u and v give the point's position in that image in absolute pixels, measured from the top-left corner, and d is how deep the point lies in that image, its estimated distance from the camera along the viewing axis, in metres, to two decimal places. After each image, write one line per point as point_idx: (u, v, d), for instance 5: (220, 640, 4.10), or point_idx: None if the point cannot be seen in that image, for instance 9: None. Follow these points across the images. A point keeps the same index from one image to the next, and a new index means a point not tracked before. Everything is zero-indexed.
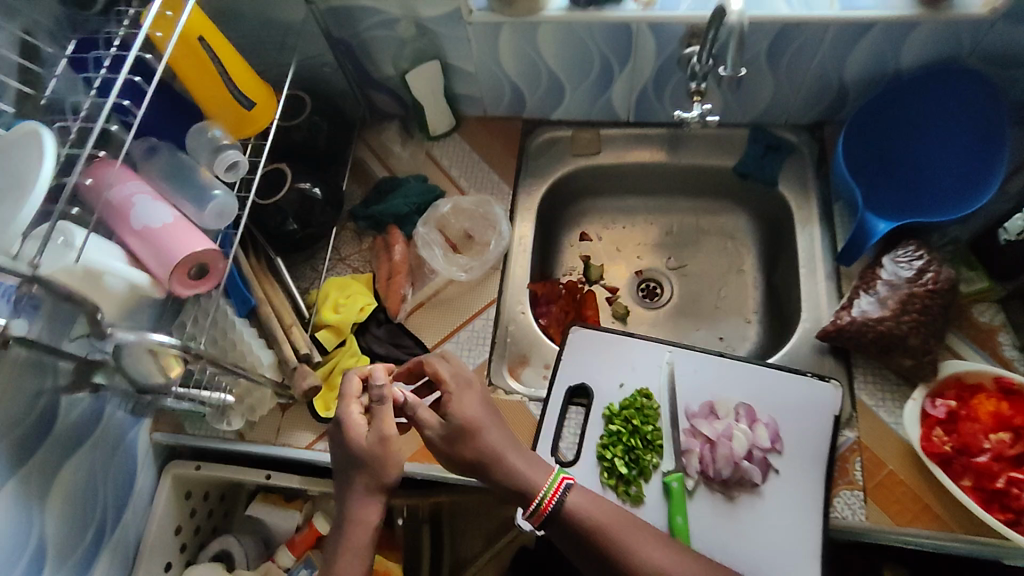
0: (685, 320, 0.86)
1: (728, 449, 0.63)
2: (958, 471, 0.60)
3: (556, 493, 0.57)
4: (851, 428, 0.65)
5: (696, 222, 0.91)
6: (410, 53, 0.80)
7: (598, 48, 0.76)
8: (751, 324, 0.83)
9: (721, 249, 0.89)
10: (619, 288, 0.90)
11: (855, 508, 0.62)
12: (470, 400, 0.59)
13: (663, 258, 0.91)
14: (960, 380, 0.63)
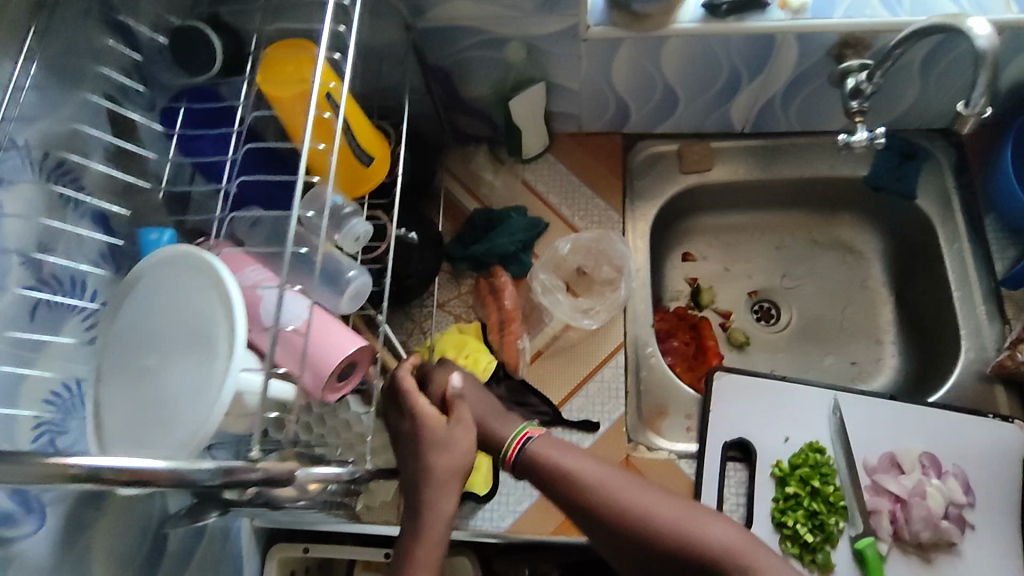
0: (810, 345, 0.80)
1: (923, 506, 0.59)
2: None
3: (522, 438, 0.55)
4: None
5: (813, 238, 0.84)
6: (512, 74, 0.70)
7: (730, 60, 0.66)
8: (884, 345, 0.79)
9: (840, 263, 0.83)
10: (731, 313, 0.83)
11: None
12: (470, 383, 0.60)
13: (777, 276, 0.85)
14: None
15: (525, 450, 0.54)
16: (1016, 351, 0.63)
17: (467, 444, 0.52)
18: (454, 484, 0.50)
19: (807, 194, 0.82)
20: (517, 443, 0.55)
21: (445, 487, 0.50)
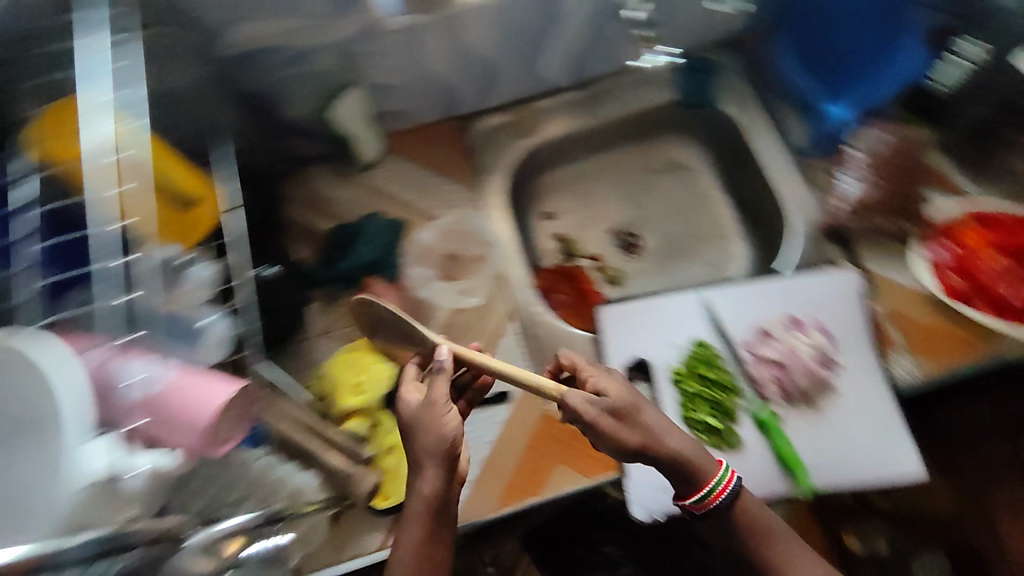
0: (674, 258, 0.87)
1: (796, 361, 0.67)
2: (975, 299, 0.68)
3: (731, 484, 0.55)
4: (874, 297, 0.70)
5: (649, 167, 0.91)
6: (333, 83, 0.72)
7: (529, 19, 0.75)
8: (733, 241, 0.86)
9: (678, 182, 0.91)
10: (601, 254, 0.88)
11: (908, 368, 0.67)
12: (616, 390, 0.53)
13: (629, 209, 0.90)
14: (943, 223, 0.72)
15: (732, 493, 0.55)
16: (834, 206, 0.75)
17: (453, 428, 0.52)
18: (431, 465, 0.52)
19: (630, 127, 0.90)
20: (728, 484, 0.55)
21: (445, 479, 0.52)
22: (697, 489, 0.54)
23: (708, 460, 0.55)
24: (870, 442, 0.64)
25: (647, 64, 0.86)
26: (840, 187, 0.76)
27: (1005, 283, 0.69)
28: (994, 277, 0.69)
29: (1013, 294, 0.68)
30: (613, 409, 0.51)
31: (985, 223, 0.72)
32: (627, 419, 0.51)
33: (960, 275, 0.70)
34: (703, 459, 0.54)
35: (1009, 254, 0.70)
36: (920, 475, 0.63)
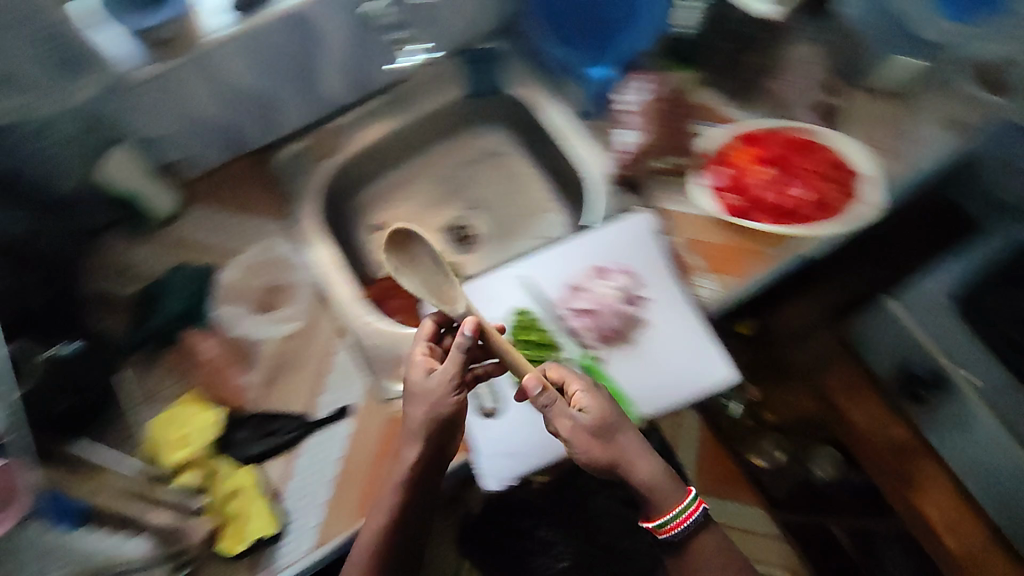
0: (504, 239, 0.92)
1: (605, 305, 0.71)
2: (754, 211, 0.75)
3: (693, 513, 0.63)
4: (669, 233, 0.75)
5: (466, 159, 0.95)
6: (96, 143, 0.71)
7: (286, 48, 0.76)
8: (553, 211, 0.91)
9: (495, 166, 0.95)
10: (437, 250, 0.91)
11: (712, 287, 0.72)
12: (599, 407, 0.59)
13: (456, 203, 0.95)
14: (714, 153, 0.79)
15: (693, 520, 0.63)
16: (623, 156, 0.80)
17: (446, 413, 0.59)
18: (411, 446, 0.60)
19: (433, 125, 0.92)
20: (692, 515, 0.63)
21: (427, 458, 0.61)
22: (666, 510, 0.62)
23: (671, 490, 0.62)
24: (684, 360, 0.69)
25: (406, 65, 0.86)
26: (614, 133, 0.82)
27: (775, 191, 0.76)
28: (765, 190, 0.76)
29: (783, 199, 0.76)
30: (591, 427, 0.58)
31: (748, 142, 0.79)
32: (601, 437, 0.58)
33: (738, 195, 0.76)
34: (669, 486, 0.62)
35: (772, 166, 0.77)
36: (733, 377, 0.69)
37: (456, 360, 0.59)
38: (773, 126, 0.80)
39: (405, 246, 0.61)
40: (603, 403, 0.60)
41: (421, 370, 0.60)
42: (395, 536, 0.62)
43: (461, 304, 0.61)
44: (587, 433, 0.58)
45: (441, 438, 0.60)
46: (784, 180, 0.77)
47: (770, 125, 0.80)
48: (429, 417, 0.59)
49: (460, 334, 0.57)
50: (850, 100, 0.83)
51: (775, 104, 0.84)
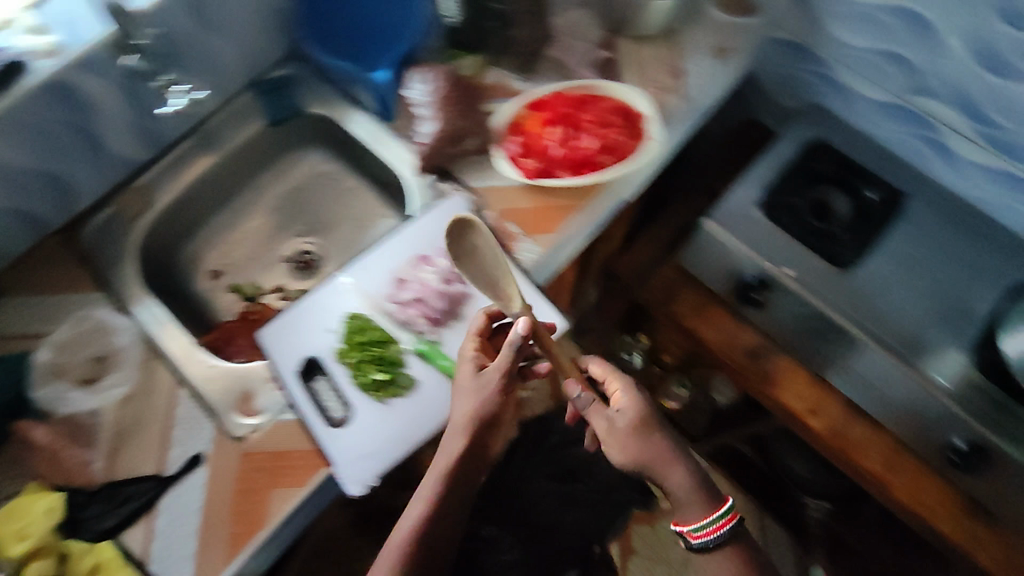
0: (342, 255, 0.93)
1: (429, 291, 0.73)
2: (554, 170, 0.80)
3: (724, 525, 0.66)
4: (484, 208, 0.79)
5: (291, 186, 0.97)
6: None
7: (58, 121, 0.73)
8: (383, 214, 0.93)
9: (320, 187, 0.97)
10: (282, 282, 0.93)
11: (531, 249, 0.77)
12: (632, 411, 0.67)
13: (291, 231, 0.96)
14: (510, 125, 0.83)
15: (725, 531, 0.67)
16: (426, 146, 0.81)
17: (484, 411, 0.64)
18: (446, 449, 0.65)
19: (245, 163, 0.93)
20: (721, 528, 0.66)
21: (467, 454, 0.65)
22: (707, 525, 0.66)
23: (697, 502, 0.66)
24: (517, 323, 0.73)
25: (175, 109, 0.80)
26: (416, 125, 0.84)
27: (569, 148, 0.81)
28: (561, 148, 0.81)
29: (578, 153, 0.81)
30: (624, 426, 0.67)
31: (538, 107, 0.83)
32: (635, 437, 0.66)
33: (539, 158, 0.81)
34: (702, 498, 0.66)
35: (564, 125, 0.82)
36: (563, 324, 0.73)
37: (506, 367, 0.64)
38: (557, 88, 0.84)
39: (463, 236, 0.69)
40: (636, 408, 0.68)
41: (463, 367, 0.66)
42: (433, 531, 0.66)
43: (517, 301, 0.67)
44: (620, 431, 0.66)
45: (478, 437, 0.64)
46: (577, 135, 0.82)
47: (554, 88, 0.84)
48: (472, 410, 0.64)
49: (512, 333, 0.64)
50: (623, 52, 0.91)
51: (559, 69, 0.89)
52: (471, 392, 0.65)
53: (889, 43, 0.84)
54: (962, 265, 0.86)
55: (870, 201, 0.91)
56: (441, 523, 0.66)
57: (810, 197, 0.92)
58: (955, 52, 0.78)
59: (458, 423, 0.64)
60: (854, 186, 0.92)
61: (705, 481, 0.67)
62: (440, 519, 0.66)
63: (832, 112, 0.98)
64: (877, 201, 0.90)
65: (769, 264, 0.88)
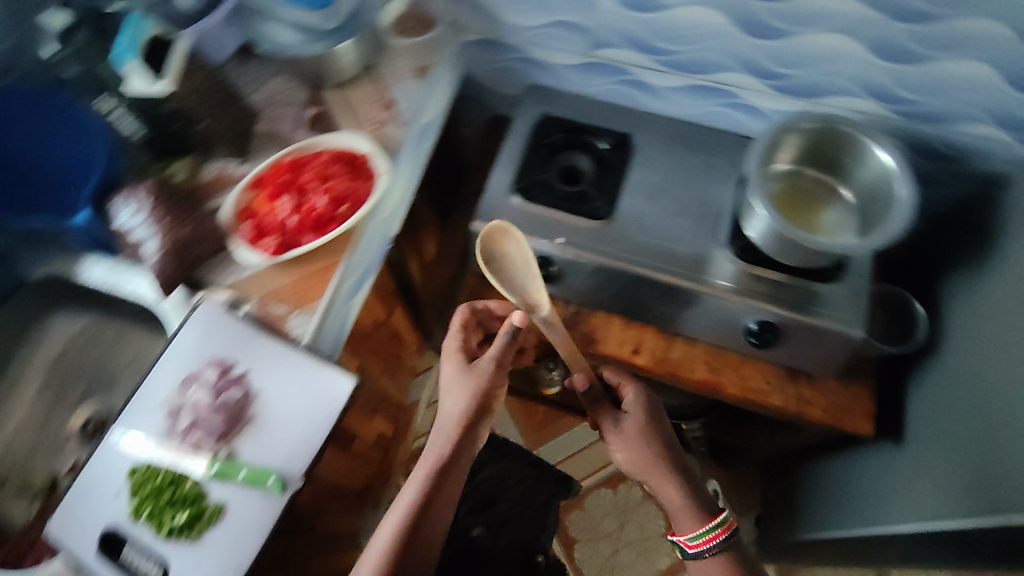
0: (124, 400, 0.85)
1: (204, 410, 0.69)
2: (298, 237, 0.80)
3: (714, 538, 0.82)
4: (243, 303, 0.77)
5: (53, 356, 0.89)
6: None
7: None
8: (155, 339, 0.88)
9: (81, 343, 0.89)
10: (76, 457, 0.83)
11: (303, 321, 0.76)
12: (638, 424, 0.85)
13: (69, 399, 0.87)
14: (239, 213, 0.81)
15: (717, 543, 0.82)
16: (155, 266, 0.75)
17: (487, 401, 0.76)
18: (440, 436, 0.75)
19: None
20: (712, 539, 0.82)
21: (457, 447, 0.74)
22: (705, 526, 0.82)
23: (693, 515, 0.83)
24: (305, 399, 0.70)
25: None
26: (139, 248, 0.77)
27: (305, 212, 0.81)
28: (296, 216, 0.81)
29: (315, 213, 0.81)
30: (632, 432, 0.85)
31: (259, 185, 0.82)
32: (640, 446, 0.84)
33: (279, 233, 0.80)
34: (695, 510, 0.83)
35: (291, 192, 0.82)
36: (351, 381, 0.71)
37: (501, 361, 0.78)
38: (273, 160, 0.84)
39: (495, 247, 0.78)
40: (642, 419, 0.85)
41: (453, 361, 0.80)
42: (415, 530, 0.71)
43: (543, 308, 0.76)
44: (630, 434, 0.85)
45: (466, 436, 0.74)
46: (308, 198, 0.82)
47: (270, 160, 0.84)
48: (464, 406, 0.75)
49: (507, 323, 0.76)
50: (330, 102, 0.92)
51: (275, 139, 0.88)
52: (467, 379, 0.77)
53: (555, 16, 0.91)
54: (692, 178, 0.97)
55: (605, 151, 0.99)
56: (421, 524, 0.72)
57: (556, 166, 0.99)
58: (605, 6, 0.86)
59: (451, 421, 0.75)
60: (588, 142, 1.00)
61: (698, 499, 0.84)
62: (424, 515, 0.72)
63: (547, 86, 1.05)
64: (610, 149, 0.99)
65: (544, 240, 0.93)
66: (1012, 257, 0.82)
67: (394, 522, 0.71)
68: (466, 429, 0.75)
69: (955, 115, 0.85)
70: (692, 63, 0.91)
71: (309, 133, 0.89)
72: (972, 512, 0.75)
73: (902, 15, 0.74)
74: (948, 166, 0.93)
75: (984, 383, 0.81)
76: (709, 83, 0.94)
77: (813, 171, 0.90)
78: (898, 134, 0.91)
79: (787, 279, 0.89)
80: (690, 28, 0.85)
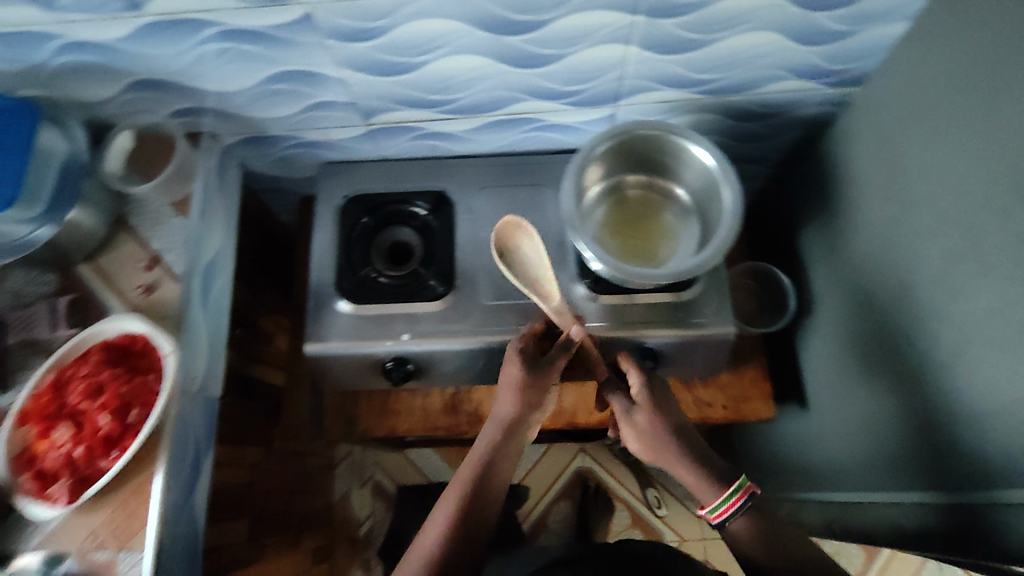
0: None
1: None
2: (93, 468, 0.68)
3: (738, 502, 0.66)
4: (61, 560, 0.66)
5: None
6: None
7: None
8: None
9: None
10: None
11: (135, 559, 0.67)
12: (648, 409, 0.72)
13: None
14: (16, 460, 0.68)
15: (739, 507, 0.66)
16: None
17: (533, 396, 0.75)
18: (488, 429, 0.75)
19: None
20: (736, 504, 0.66)
21: (504, 439, 0.73)
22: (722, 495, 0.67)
23: (709, 482, 0.68)
24: None
25: None
26: None
27: (90, 435, 0.68)
28: (82, 445, 0.68)
29: (103, 432, 0.68)
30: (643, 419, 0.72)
31: (29, 417, 0.69)
32: (652, 432, 0.71)
33: (68, 472, 0.67)
34: (710, 481, 0.68)
35: (67, 419, 0.69)
36: None
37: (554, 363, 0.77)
38: (33, 385, 0.70)
39: (511, 241, 0.81)
40: (653, 400, 0.73)
41: (516, 360, 0.76)
42: (466, 522, 0.67)
43: (553, 300, 0.79)
44: (639, 424, 0.72)
45: (509, 441, 0.73)
46: (89, 417, 0.69)
47: (29, 386, 0.70)
48: (510, 407, 0.74)
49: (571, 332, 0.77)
50: (87, 281, 0.78)
51: (37, 350, 0.75)
52: (528, 375, 0.75)
53: (312, 99, 0.80)
54: (523, 216, 0.88)
55: (426, 218, 0.89)
56: (472, 515, 0.68)
57: (379, 252, 0.88)
58: (357, 77, 0.75)
59: (505, 412, 0.73)
60: (403, 212, 0.90)
61: (712, 462, 0.69)
62: (472, 501, 0.69)
63: (342, 160, 0.94)
64: (430, 215, 0.89)
65: (389, 342, 0.83)
66: (855, 210, 0.78)
67: (439, 531, 0.67)
68: (510, 427, 0.74)
69: (759, 82, 0.80)
70: (479, 103, 0.81)
71: (74, 328, 0.75)
72: (900, 486, 0.72)
73: (667, 12, 0.67)
74: (772, 123, 0.89)
75: (866, 347, 0.78)
76: (507, 115, 0.85)
77: (637, 175, 0.83)
78: (712, 108, 0.85)
79: (650, 300, 0.82)
80: (458, 74, 0.75)
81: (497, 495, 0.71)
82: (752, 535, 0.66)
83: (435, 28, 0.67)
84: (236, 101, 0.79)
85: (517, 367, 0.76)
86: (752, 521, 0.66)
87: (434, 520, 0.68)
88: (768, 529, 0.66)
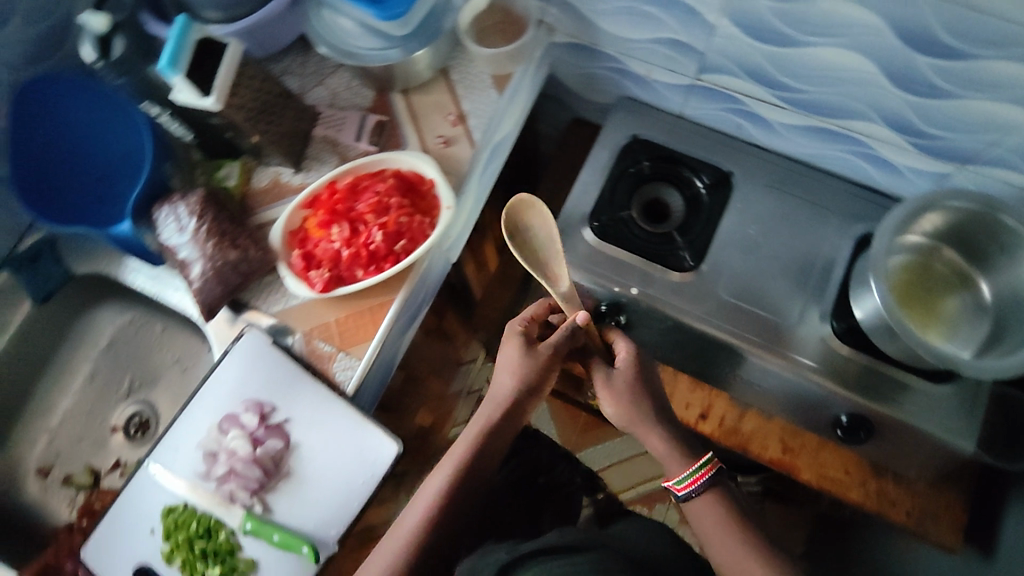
0: (159, 384, 0.91)
1: (240, 462, 0.71)
2: (349, 272, 0.74)
3: (703, 478, 0.65)
4: (289, 333, 0.74)
5: (103, 344, 0.91)
6: None
7: None
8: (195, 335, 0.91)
9: (132, 333, 0.92)
10: (122, 453, 0.89)
11: (350, 365, 0.72)
12: (630, 374, 0.69)
13: (123, 387, 0.91)
14: (293, 234, 0.76)
15: (704, 480, 0.65)
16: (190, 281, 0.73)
17: (532, 380, 0.68)
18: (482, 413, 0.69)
19: (33, 346, 0.87)
20: (702, 477, 0.65)
21: (504, 418, 0.69)
22: (690, 469, 0.65)
23: (679, 456, 0.67)
24: (351, 457, 0.71)
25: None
26: (183, 267, 0.74)
27: (356, 243, 0.74)
28: (347, 248, 0.74)
29: (368, 246, 0.74)
30: (624, 384, 0.68)
31: (315, 204, 0.76)
32: (630, 399, 0.67)
33: (330, 265, 0.74)
34: (676, 454, 0.67)
35: (347, 220, 0.75)
36: (393, 445, 0.71)
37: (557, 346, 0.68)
38: (329, 179, 0.77)
39: (517, 217, 0.71)
40: (636, 371, 0.69)
41: (516, 342, 0.69)
42: (464, 494, 0.67)
43: (563, 284, 0.71)
44: (622, 395, 0.68)
45: (505, 420, 0.69)
46: (362, 228, 0.75)
47: (327, 177, 0.76)
48: (509, 384, 0.68)
49: (571, 320, 0.68)
50: (397, 109, 0.83)
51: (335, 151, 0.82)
52: (530, 359, 0.68)
53: (665, 33, 0.79)
54: (799, 233, 0.84)
55: (701, 191, 0.87)
56: (468, 487, 0.68)
57: (641, 203, 0.88)
58: (725, 31, 0.73)
59: (505, 392, 0.68)
60: (684, 177, 0.88)
61: (684, 437, 0.68)
62: (469, 479, 0.68)
63: (643, 100, 0.93)
64: (707, 190, 0.87)
65: (617, 288, 0.83)
66: None
67: (428, 503, 0.66)
68: (504, 407, 0.69)
69: None
70: (820, 104, 0.77)
71: (372, 145, 0.81)
72: None
73: None
74: None
75: None
76: (837, 128, 0.80)
77: (952, 252, 0.77)
78: None
79: (892, 374, 0.76)
80: (825, 69, 0.72)
81: (489, 468, 0.69)
82: (714, 517, 0.63)
83: (845, 14, 0.64)
84: (596, 6, 0.79)
85: (515, 349, 0.69)
86: (716, 499, 0.64)
87: (430, 486, 0.68)
88: (731, 513, 0.63)
